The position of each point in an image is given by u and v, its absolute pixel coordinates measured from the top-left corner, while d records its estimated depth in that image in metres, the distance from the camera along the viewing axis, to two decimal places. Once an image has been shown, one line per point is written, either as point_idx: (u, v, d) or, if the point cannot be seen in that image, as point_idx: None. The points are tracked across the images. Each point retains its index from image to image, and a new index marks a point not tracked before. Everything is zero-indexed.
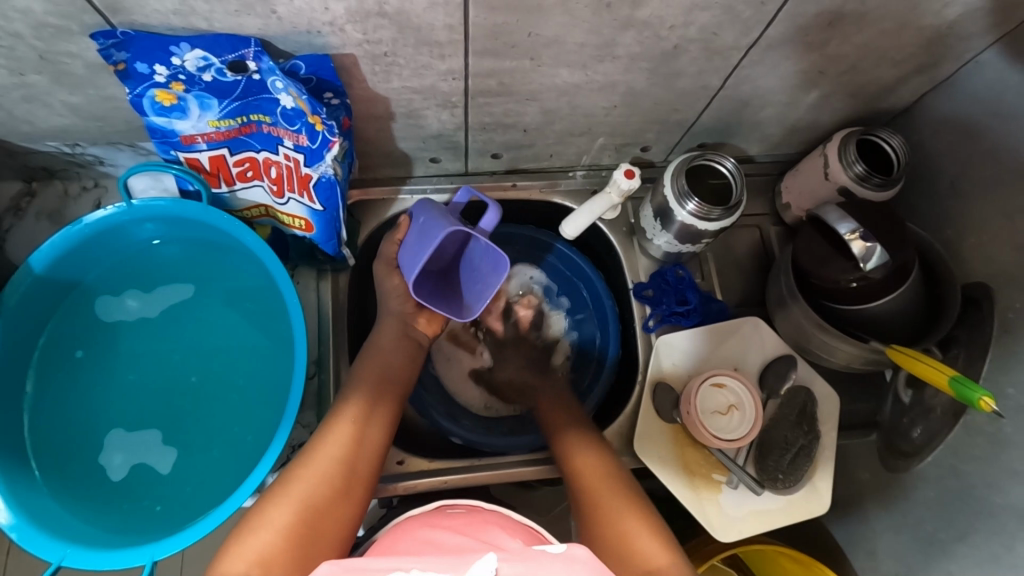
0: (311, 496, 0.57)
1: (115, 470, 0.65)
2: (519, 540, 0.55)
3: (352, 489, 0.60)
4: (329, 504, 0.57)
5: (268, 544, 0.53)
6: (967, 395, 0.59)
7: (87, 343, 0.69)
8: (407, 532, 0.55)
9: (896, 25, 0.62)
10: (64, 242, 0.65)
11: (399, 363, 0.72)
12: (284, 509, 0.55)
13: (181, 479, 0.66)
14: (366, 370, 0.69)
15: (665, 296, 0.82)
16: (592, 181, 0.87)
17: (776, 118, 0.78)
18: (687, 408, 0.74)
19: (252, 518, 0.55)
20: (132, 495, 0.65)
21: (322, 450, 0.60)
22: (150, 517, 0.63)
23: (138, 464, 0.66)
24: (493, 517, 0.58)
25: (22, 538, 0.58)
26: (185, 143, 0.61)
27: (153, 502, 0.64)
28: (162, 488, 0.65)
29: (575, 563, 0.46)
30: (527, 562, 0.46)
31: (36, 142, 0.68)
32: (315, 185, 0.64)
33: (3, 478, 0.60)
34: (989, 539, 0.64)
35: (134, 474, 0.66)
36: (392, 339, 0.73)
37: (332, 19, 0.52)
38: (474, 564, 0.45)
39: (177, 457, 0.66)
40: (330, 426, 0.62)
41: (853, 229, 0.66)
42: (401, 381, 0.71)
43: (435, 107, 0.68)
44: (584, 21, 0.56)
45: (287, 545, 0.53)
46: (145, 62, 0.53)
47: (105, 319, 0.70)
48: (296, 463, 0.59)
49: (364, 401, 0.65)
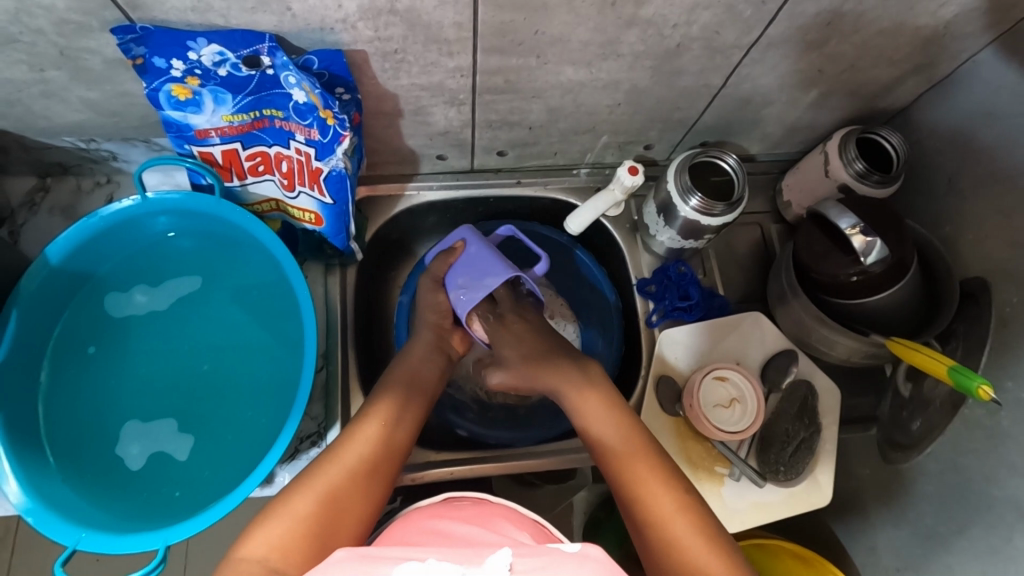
0: (334, 487, 0.58)
1: (131, 459, 0.67)
2: (527, 534, 0.55)
3: (374, 485, 0.60)
4: (350, 497, 0.58)
5: (287, 530, 0.54)
6: (965, 384, 0.60)
7: (99, 338, 0.70)
8: (414, 522, 0.56)
9: (894, 24, 0.64)
10: (80, 234, 0.66)
11: (432, 371, 0.73)
12: (307, 498, 0.56)
13: (192, 468, 0.66)
14: (393, 375, 0.71)
15: (667, 292, 0.83)
16: (596, 179, 0.88)
17: (777, 116, 0.79)
18: (690, 401, 0.76)
19: (275, 504, 0.56)
20: (144, 483, 0.66)
21: (348, 447, 0.61)
22: (167, 503, 0.64)
23: (150, 452, 0.67)
24: (499, 510, 0.58)
25: (38, 522, 0.59)
26: (199, 137, 0.62)
27: (171, 488, 0.65)
28: (176, 475, 0.66)
29: (588, 562, 0.45)
30: (540, 557, 0.45)
31: (52, 138, 0.70)
32: (325, 178, 0.65)
33: (20, 465, 0.62)
34: (988, 532, 0.65)
35: (147, 462, 0.67)
36: (424, 350, 0.74)
37: (344, 16, 0.54)
38: (489, 556, 0.45)
39: (190, 446, 0.68)
40: (357, 424, 0.64)
41: (853, 224, 0.67)
42: (429, 389, 0.72)
43: (442, 104, 0.70)
44: (588, 20, 0.58)
45: (305, 532, 0.54)
46: (162, 57, 0.55)
47: (120, 311, 0.71)
48: (323, 457, 0.61)
49: (392, 403, 0.67)
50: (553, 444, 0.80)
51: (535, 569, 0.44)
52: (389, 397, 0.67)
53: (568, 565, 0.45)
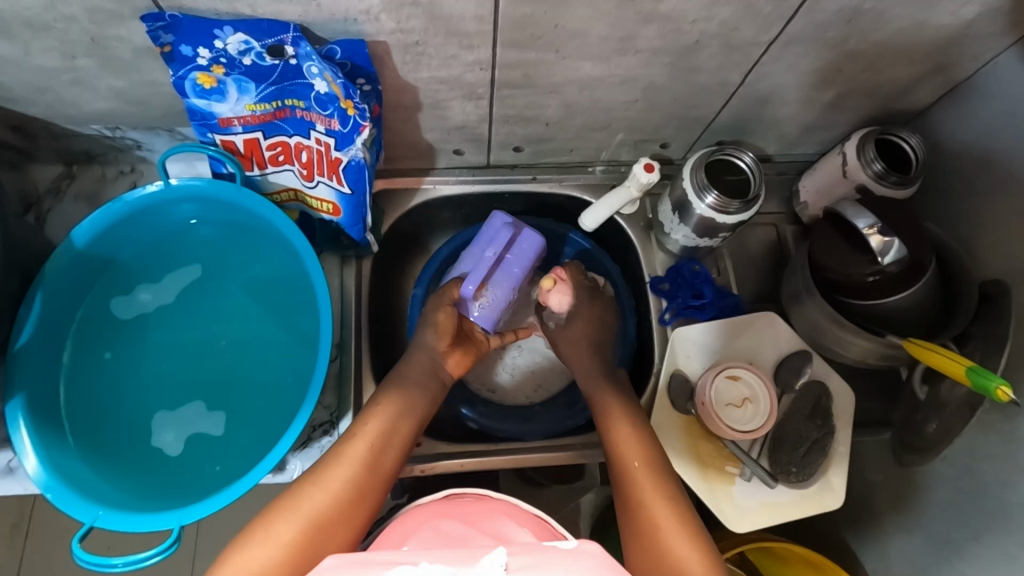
0: (316, 514, 0.57)
1: (168, 446, 0.68)
2: (528, 530, 0.55)
3: (359, 513, 0.59)
4: (334, 523, 0.57)
5: (268, 557, 0.53)
6: (983, 384, 0.59)
7: (114, 344, 0.71)
8: (416, 522, 0.56)
9: (914, 23, 0.64)
10: (105, 218, 0.68)
11: (421, 396, 0.72)
12: (290, 523, 0.56)
13: (219, 452, 0.68)
14: (384, 393, 0.70)
15: (680, 290, 0.83)
16: (611, 177, 0.89)
17: (794, 116, 0.79)
18: (702, 399, 0.76)
19: (255, 527, 0.55)
20: (169, 467, 0.67)
21: (331, 473, 0.60)
22: (208, 478, 0.66)
23: (184, 437, 0.68)
24: (499, 506, 0.58)
25: (57, 498, 0.60)
26: (223, 126, 0.63)
27: (212, 463, 0.67)
28: (210, 453, 0.68)
29: (585, 556, 0.46)
30: (535, 555, 0.46)
31: (79, 126, 0.72)
32: (344, 168, 0.66)
33: (43, 442, 0.63)
34: (1003, 539, 0.65)
35: (182, 448, 0.68)
36: (419, 371, 0.74)
37: (367, 8, 0.55)
38: (483, 555, 0.45)
39: (221, 424, 0.69)
40: (343, 447, 0.63)
41: (871, 223, 0.66)
42: (423, 413, 0.71)
43: (460, 98, 0.70)
44: (608, 14, 0.58)
45: (290, 559, 0.54)
46: (189, 45, 0.56)
47: (139, 302, 0.73)
48: (305, 480, 0.60)
49: (380, 425, 0.66)
50: (564, 438, 0.80)
51: (530, 565, 0.45)
52: (377, 418, 0.66)
53: (564, 563, 0.45)
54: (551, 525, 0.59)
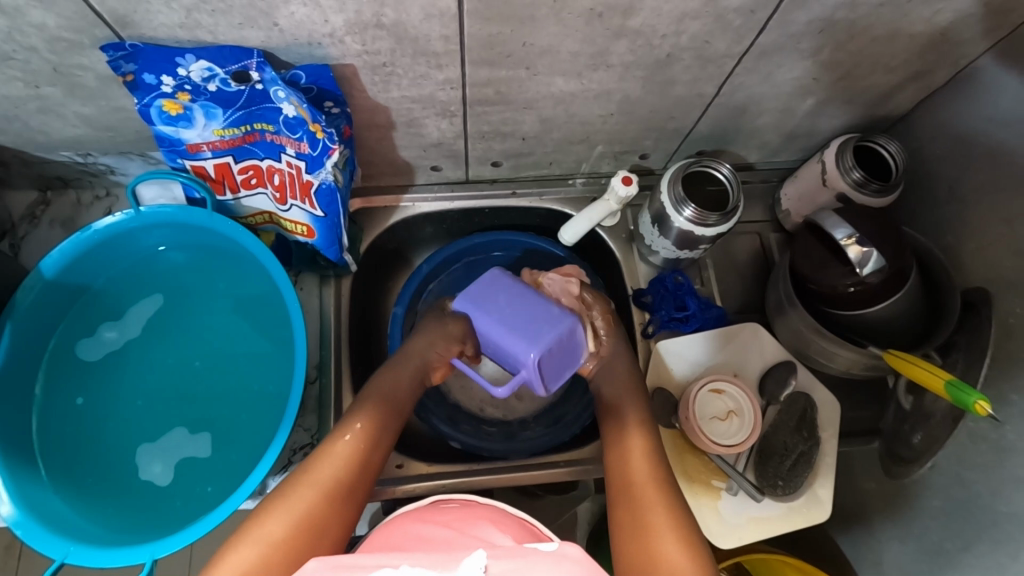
0: (308, 512, 0.56)
1: (157, 477, 0.67)
2: (509, 533, 0.54)
3: (347, 507, 0.59)
4: (325, 521, 0.57)
5: (258, 557, 0.52)
6: (962, 399, 0.59)
7: (87, 390, 0.70)
8: (398, 526, 0.55)
9: (887, 32, 0.63)
10: (74, 248, 0.67)
11: (408, 385, 0.73)
12: (280, 521, 0.55)
13: (207, 473, 0.67)
14: (377, 387, 0.70)
15: (664, 302, 0.82)
16: (592, 189, 0.88)
17: (773, 125, 0.79)
18: (686, 413, 0.75)
19: (246, 527, 0.54)
20: (157, 497, 0.66)
21: (320, 469, 0.60)
22: (199, 499, 0.66)
23: (173, 465, 0.68)
24: (483, 511, 0.57)
25: (28, 536, 0.59)
26: (191, 152, 0.63)
27: (203, 485, 0.67)
28: (195, 478, 0.67)
29: (564, 560, 0.45)
30: (516, 560, 0.45)
31: (51, 152, 0.71)
32: (316, 191, 0.66)
33: (15, 480, 0.62)
34: (995, 549, 0.64)
35: (172, 477, 0.67)
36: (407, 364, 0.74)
37: (331, 31, 0.54)
38: (464, 559, 0.44)
39: (205, 449, 0.69)
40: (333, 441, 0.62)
41: (849, 234, 0.66)
42: (406, 400, 0.71)
43: (433, 116, 0.70)
44: (576, 31, 0.58)
45: (277, 556, 0.53)
46: (152, 73, 0.55)
47: (109, 340, 0.72)
48: (292, 479, 0.59)
49: (371, 420, 0.65)
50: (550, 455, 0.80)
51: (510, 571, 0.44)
52: (369, 411, 0.66)
53: (542, 565, 0.44)
54: (535, 528, 0.58)
